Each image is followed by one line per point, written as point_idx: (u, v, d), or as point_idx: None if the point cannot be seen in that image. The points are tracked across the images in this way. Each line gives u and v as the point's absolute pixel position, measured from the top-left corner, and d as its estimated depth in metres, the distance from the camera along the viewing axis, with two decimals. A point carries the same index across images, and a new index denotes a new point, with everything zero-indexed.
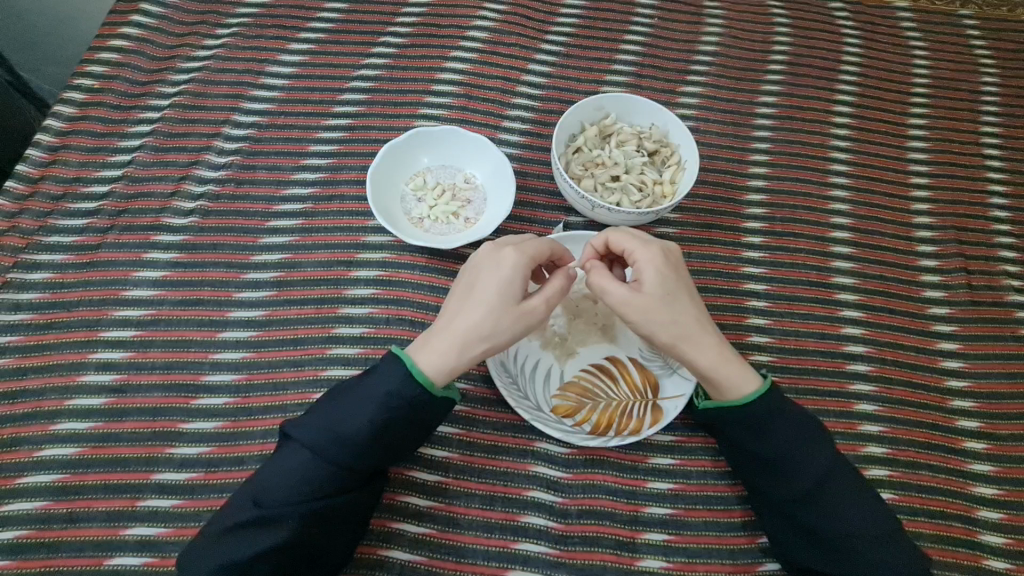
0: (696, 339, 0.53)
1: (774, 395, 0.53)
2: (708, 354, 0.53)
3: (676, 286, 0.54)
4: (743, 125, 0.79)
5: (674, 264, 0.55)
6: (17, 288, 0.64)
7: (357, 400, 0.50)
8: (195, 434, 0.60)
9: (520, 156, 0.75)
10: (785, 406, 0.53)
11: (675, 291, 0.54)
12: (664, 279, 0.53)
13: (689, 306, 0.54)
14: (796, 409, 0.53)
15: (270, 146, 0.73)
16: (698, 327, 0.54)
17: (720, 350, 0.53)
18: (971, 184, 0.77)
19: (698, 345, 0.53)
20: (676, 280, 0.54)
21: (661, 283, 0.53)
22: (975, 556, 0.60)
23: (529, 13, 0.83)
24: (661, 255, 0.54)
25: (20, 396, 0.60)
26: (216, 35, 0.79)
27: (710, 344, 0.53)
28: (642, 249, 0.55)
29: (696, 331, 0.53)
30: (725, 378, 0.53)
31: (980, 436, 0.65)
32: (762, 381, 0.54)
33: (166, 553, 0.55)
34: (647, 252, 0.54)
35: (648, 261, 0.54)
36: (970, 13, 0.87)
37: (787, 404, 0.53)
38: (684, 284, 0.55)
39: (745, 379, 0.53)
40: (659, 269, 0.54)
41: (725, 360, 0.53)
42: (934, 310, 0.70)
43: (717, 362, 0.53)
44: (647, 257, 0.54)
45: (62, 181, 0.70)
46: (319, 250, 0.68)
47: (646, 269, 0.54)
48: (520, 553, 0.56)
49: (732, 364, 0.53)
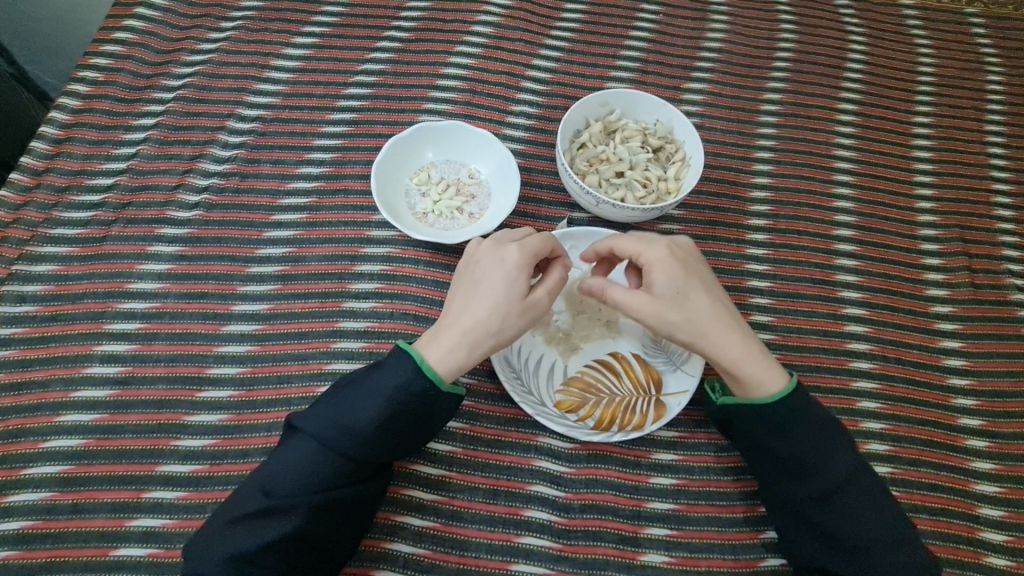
0: (717, 335, 0.54)
1: (799, 399, 0.53)
2: (731, 350, 0.54)
3: (686, 282, 0.54)
4: (747, 122, 0.79)
5: (683, 260, 0.55)
6: (21, 280, 0.64)
7: (366, 393, 0.51)
8: (199, 426, 0.60)
9: (524, 152, 0.75)
10: (808, 409, 0.53)
11: (685, 288, 0.54)
12: (673, 278, 0.54)
13: (704, 300, 0.54)
14: (817, 412, 0.53)
15: (274, 140, 0.73)
16: (714, 323, 0.54)
17: (744, 344, 0.54)
18: (975, 182, 0.78)
19: (720, 341, 0.54)
20: (685, 277, 0.54)
21: (670, 282, 0.53)
22: (975, 553, 0.60)
23: (533, 9, 0.83)
24: (669, 253, 0.54)
25: (25, 388, 0.60)
26: (219, 29, 0.79)
27: (731, 340, 0.54)
28: (649, 249, 0.55)
29: (714, 327, 0.54)
30: (750, 373, 0.53)
31: (981, 434, 0.65)
32: (787, 379, 0.53)
33: (170, 544, 0.55)
34: (655, 251, 0.54)
35: (656, 263, 0.54)
36: (976, 11, 0.87)
37: (811, 406, 0.53)
38: (695, 277, 0.54)
39: (768, 374, 0.53)
40: (667, 268, 0.54)
41: (747, 354, 0.54)
42: (937, 308, 0.71)
43: (740, 357, 0.53)
44: (656, 257, 0.54)
45: (65, 173, 0.70)
46: (322, 244, 0.68)
47: (655, 271, 0.54)
48: (522, 547, 0.56)
49: (757, 359, 0.54)
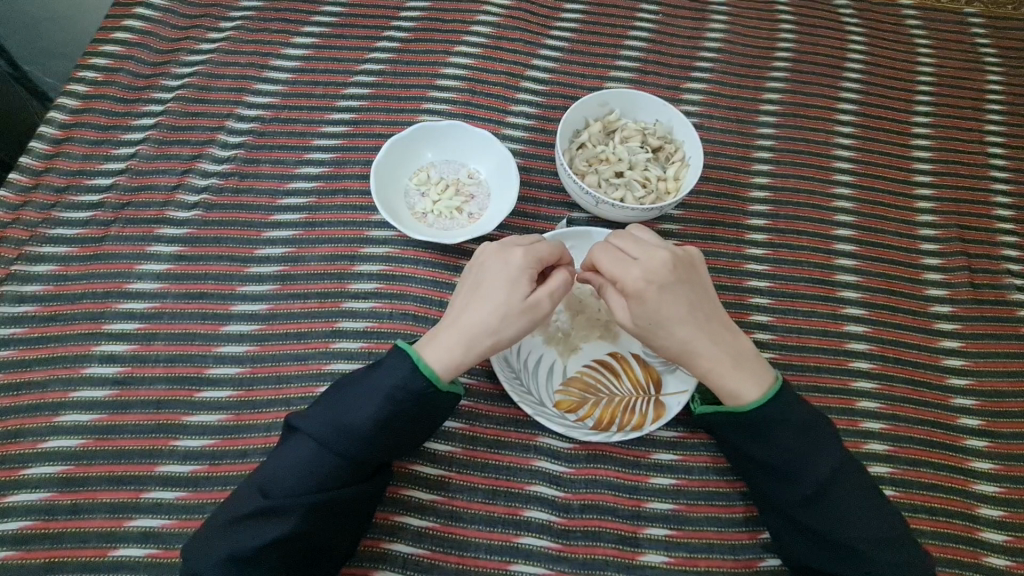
0: (690, 353, 0.54)
1: (779, 405, 0.52)
2: (705, 366, 0.54)
3: (661, 304, 0.53)
4: (747, 122, 0.79)
5: (660, 280, 0.53)
6: (20, 281, 0.64)
7: (364, 393, 0.51)
8: (198, 427, 0.60)
9: (524, 152, 0.75)
10: (792, 412, 0.52)
11: (659, 311, 0.53)
12: (647, 302, 0.53)
13: (680, 322, 0.53)
14: (801, 414, 0.52)
15: (273, 140, 0.73)
16: (689, 342, 0.54)
17: (720, 360, 0.53)
18: (974, 182, 0.78)
19: (694, 358, 0.54)
20: (661, 299, 0.53)
21: (643, 306, 0.53)
22: (975, 553, 0.60)
23: (532, 8, 0.83)
24: (642, 279, 0.53)
25: (23, 388, 0.60)
26: (218, 29, 0.79)
27: (706, 357, 0.54)
28: (624, 273, 0.53)
29: (690, 346, 0.54)
30: (723, 388, 0.54)
31: (981, 434, 0.65)
32: (766, 390, 0.53)
33: (169, 545, 0.55)
34: (630, 276, 0.53)
35: (632, 290, 0.53)
36: (975, 11, 0.87)
37: (792, 406, 0.53)
38: (671, 299, 0.53)
39: (745, 390, 0.53)
40: (640, 294, 0.53)
41: (722, 371, 0.53)
42: (936, 308, 0.71)
43: (713, 373, 0.54)
44: (629, 283, 0.53)
45: (64, 174, 0.69)
46: (322, 244, 0.68)
47: (631, 296, 0.53)
48: (522, 548, 0.56)
49: (733, 376, 0.53)
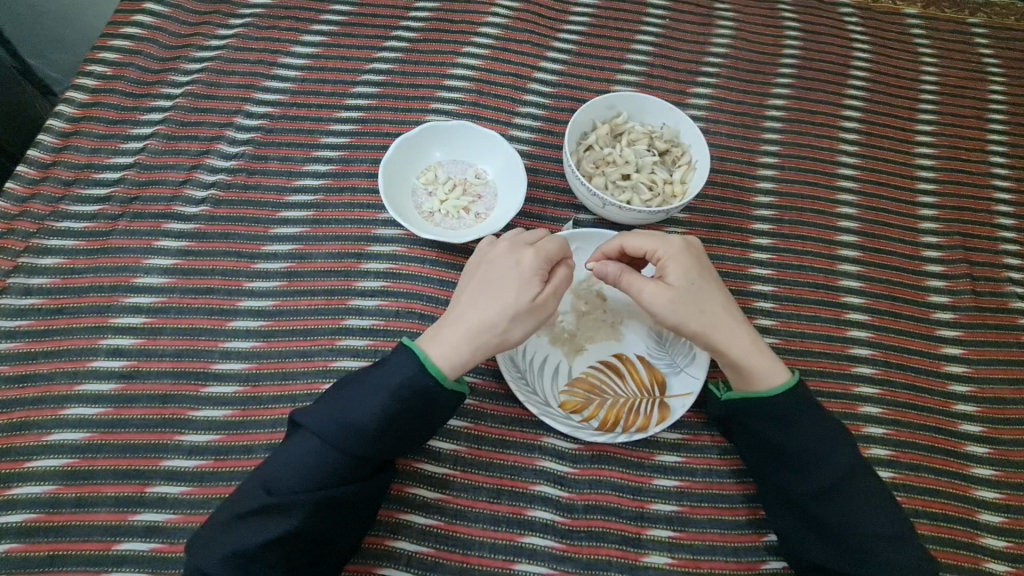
0: (726, 328, 0.55)
1: (800, 392, 0.54)
2: (739, 343, 0.55)
3: (700, 277, 0.56)
4: (752, 127, 0.79)
5: (698, 256, 0.56)
6: (28, 273, 0.64)
7: (370, 390, 0.51)
8: (203, 422, 0.60)
9: (531, 153, 0.75)
10: (811, 405, 0.54)
11: (699, 283, 0.55)
12: (688, 271, 0.55)
13: (717, 295, 0.56)
14: (819, 409, 0.54)
15: (282, 137, 0.74)
16: (727, 316, 0.55)
17: (751, 339, 0.55)
18: (977, 191, 0.78)
19: (729, 333, 0.55)
20: (700, 272, 0.56)
21: (685, 276, 0.55)
22: (975, 558, 0.60)
23: (541, 11, 0.83)
24: (683, 248, 0.56)
25: (30, 380, 0.60)
26: (228, 25, 0.79)
27: (741, 334, 0.55)
28: (665, 245, 0.56)
29: (725, 320, 0.55)
30: (757, 366, 0.54)
31: (982, 441, 0.66)
32: (790, 374, 0.55)
33: (174, 539, 0.55)
34: (671, 247, 0.56)
35: (672, 257, 0.55)
36: (979, 22, 0.88)
37: (813, 403, 0.54)
38: (708, 274, 0.56)
39: (775, 370, 0.54)
40: (683, 261, 0.55)
41: (756, 349, 0.55)
42: (939, 315, 0.71)
43: (747, 350, 0.55)
44: (672, 252, 0.56)
45: (73, 167, 0.70)
46: (329, 241, 0.68)
47: (670, 264, 0.55)
48: (526, 547, 0.56)
49: (763, 354, 0.55)
